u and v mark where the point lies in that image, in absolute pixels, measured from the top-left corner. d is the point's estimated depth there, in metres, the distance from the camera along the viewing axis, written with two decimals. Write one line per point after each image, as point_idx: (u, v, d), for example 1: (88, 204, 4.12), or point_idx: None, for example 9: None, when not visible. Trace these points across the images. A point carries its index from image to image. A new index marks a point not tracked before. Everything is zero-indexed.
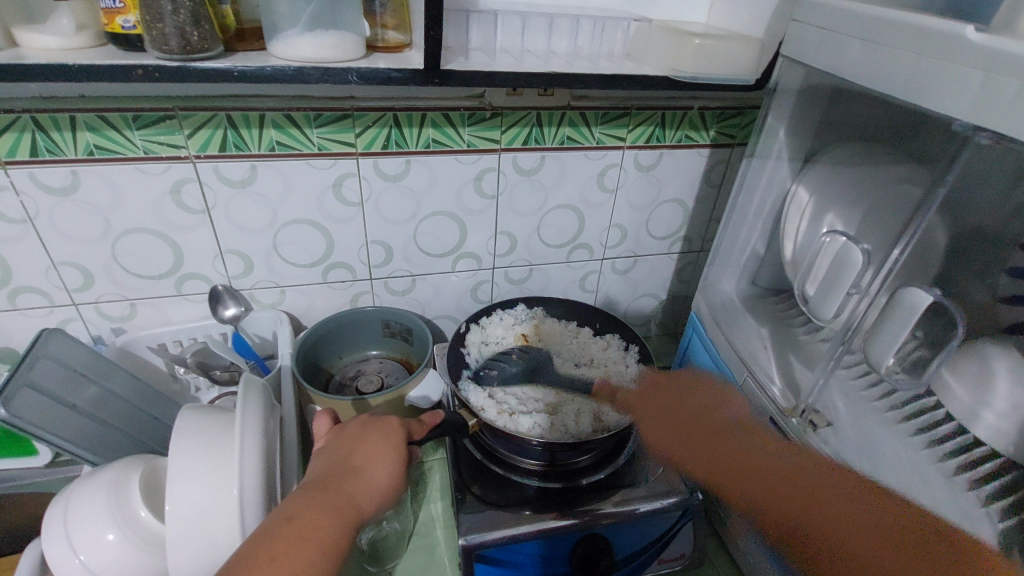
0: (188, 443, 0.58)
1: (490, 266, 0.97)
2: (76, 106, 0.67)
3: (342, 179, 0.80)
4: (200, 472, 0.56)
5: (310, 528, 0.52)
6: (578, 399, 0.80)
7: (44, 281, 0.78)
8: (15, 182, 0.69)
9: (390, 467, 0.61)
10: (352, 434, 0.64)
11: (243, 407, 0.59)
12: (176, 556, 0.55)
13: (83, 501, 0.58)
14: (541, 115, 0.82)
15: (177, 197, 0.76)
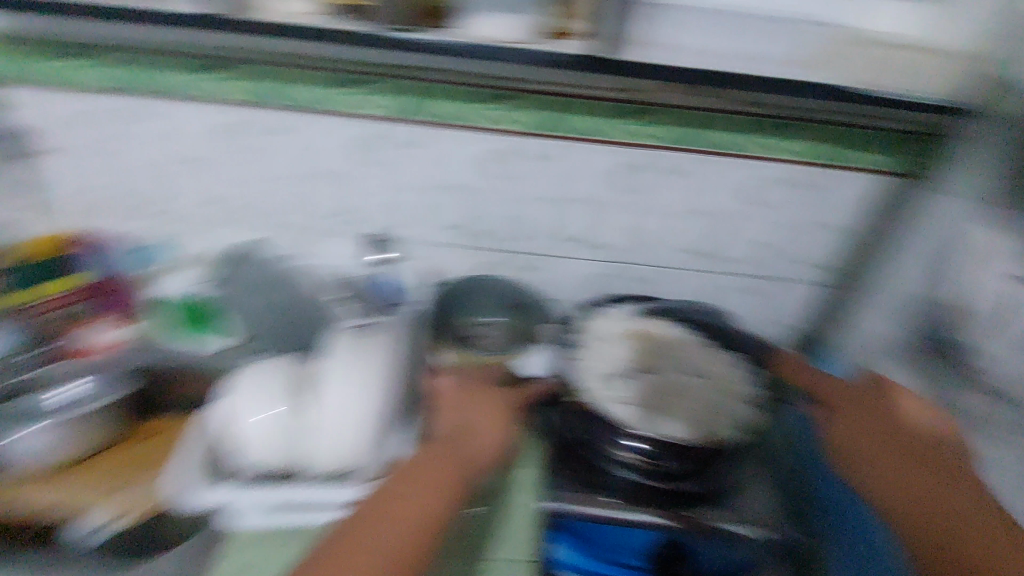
0: (338, 358, 0.68)
1: (616, 261, 0.94)
2: (266, 59, 0.75)
3: (493, 153, 0.84)
4: (344, 383, 0.66)
5: (438, 475, 0.61)
6: (686, 404, 0.71)
7: (244, 204, 0.92)
8: (226, 118, 0.82)
9: (497, 430, 0.69)
10: (464, 398, 0.71)
11: (375, 340, 0.72)
12: (317, 446, 0.65)
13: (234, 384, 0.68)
14: (713, 117, 0.78)
15: (350, 148, 0.84)
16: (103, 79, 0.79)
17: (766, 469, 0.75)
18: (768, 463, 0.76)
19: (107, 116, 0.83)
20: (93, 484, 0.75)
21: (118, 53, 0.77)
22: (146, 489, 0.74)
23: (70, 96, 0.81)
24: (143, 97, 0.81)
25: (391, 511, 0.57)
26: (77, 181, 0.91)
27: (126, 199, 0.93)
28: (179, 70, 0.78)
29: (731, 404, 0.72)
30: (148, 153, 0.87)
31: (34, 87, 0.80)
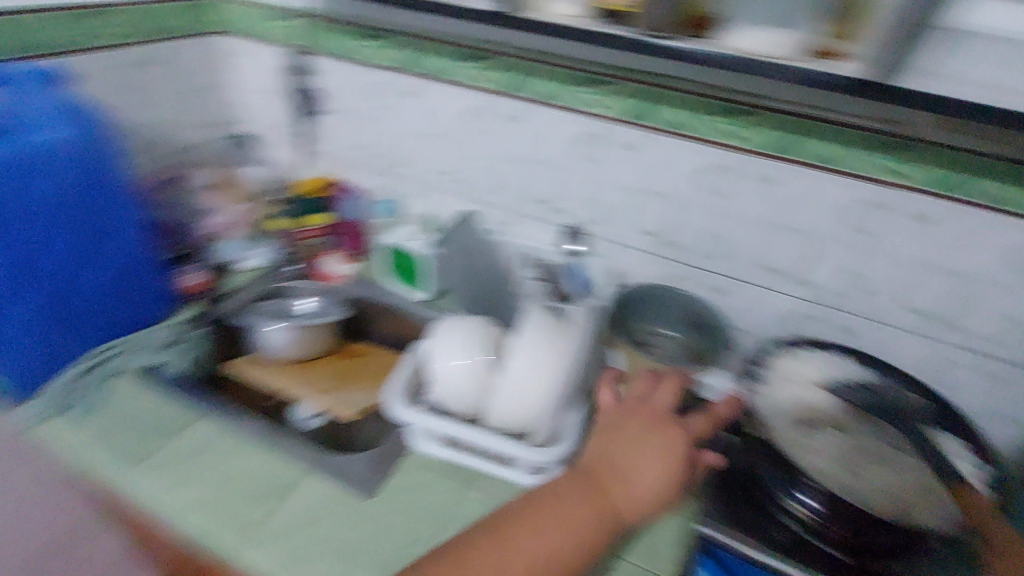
0: (532, 326, 0.72)
1: (825, 305, 0.84)
2: (542, 60, 0.84)
3: (717, 169, 0.81)
4: (537, 350, 0.70)
5: (572, 514, 0.60)
6: (887, 476, 0.63)
7: (471, 177, 1.00)
8: (484, 105, 0.91)
9: (662, 474, 0.64)
10: (632, 423, 0.69)
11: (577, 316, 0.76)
12: (512, 404, 0.70)
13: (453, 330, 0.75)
14: (1001, 164, 0.66)
15: (579, 145, 0.88)
16: (391, 58, 0.94)
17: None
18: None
19: (382, 87, 0.97)
20: (312, 380, 0.94)
21: (408, 37, 0.91)
22: (348, 395, 0.91)
23: (359, 68, 0.97)
24: (417, 76, 0.93)
25: (546, 519, 0.60)
26: (340, 136, 1.08)
27: (370, 159, 1.08)
28: (452, 59, 0.89)
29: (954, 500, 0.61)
30: (405, 123, 1.00)
31: (338, 57, 0.98)
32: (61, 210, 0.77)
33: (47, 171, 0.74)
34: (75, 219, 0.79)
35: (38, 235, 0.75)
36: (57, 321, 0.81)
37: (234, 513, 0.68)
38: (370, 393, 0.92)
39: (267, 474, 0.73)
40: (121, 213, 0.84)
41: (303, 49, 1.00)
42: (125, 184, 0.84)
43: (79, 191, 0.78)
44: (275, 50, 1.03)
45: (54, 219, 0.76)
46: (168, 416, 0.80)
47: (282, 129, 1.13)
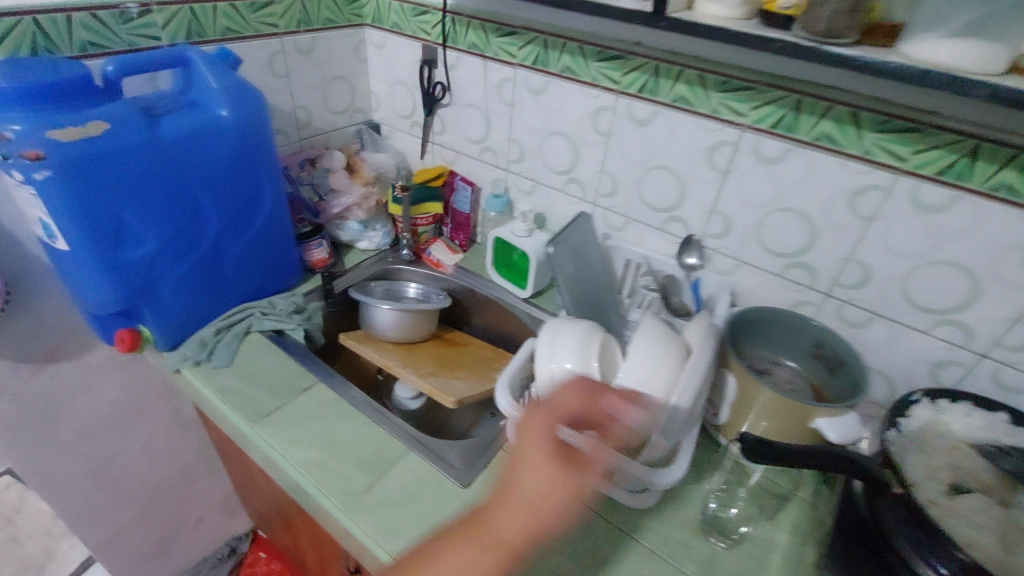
0: (650, 339, 0.69)
1: (981, 353, 0.72)
2: (690, 63, 0.78)
3: (865, 189, 0.73)
4: (655, 364, 0.67)
5: (458, 555, 0.54)
6: None
7: (589, 179, 0.97)
8: (616, 106, 0.88)
9: (554, 486, 0.53)
10: (526, 426, 0.57)
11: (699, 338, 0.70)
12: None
13: (564, 331, 0.73)
14: None
15: (710, 154, 0.83)
16: (523, 55, 0.94)
17: None
18: None
19: (511, 84, 0.98)
20: (419, 362, 0.97)
21: (542, 35, 0.90)
22: (450, 382, 0.92)
23: (491, 64, 0.99)
24: (547, 74, 0.93)
25: (447, 562, 0.54)
26: (462, 129, 1.10)
27: (488, 153, 1.09)
28: (584, 57, 0.87)
29: None
30: (529, 120, 1.00)
31: (472, 53, 1.00)
32: (217, 180, 0.85)
33: (210, 144, 0.82)
34: (227, 188, 0.87)
35: (198, 201, 0.84)
36: (204, 281, 0.90)
37: (338, 477, 0.72)
38: (472, 383, 0.93)
39: (369, 445, 0.76)
40: (265, 187, 0.92)
41: (440, 44, 1.04)
42: (271, 159, 0.91)
43: (232, 163, 0.86)
44: (414, 44, 1.08)
45: (210, 189, 0.85)
46: (295, 373, 0.87)
47: (409, 119, 1.18)
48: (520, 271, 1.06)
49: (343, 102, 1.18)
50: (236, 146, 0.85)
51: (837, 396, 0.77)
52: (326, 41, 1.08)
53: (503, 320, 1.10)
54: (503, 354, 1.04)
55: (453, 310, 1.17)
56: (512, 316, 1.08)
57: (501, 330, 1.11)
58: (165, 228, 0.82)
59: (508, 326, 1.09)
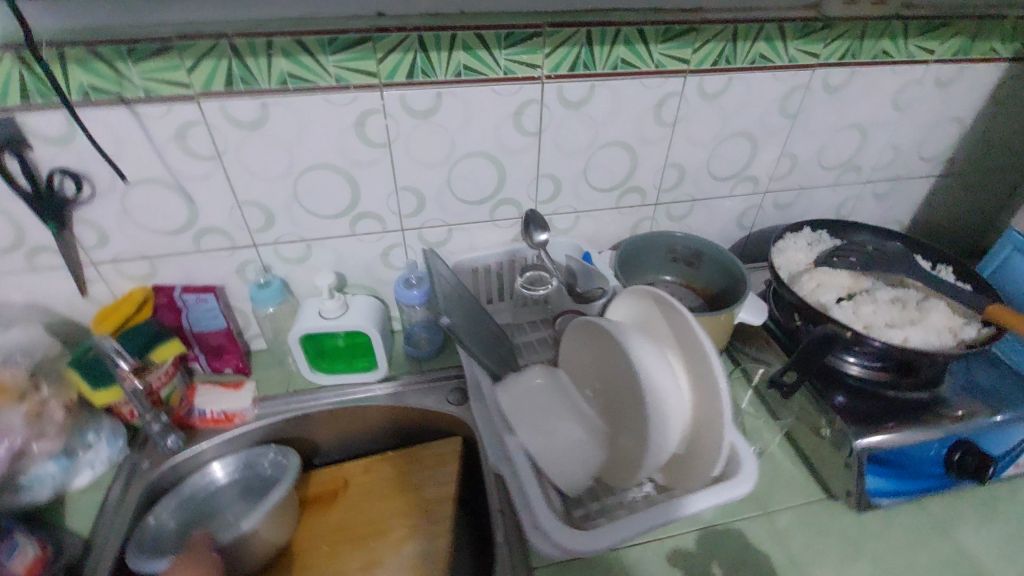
0: (642, 347, 0.58)
1: (765, 190, 0.87)
2: (459, 23, 0.61)
3: (665, 99, 0.73)
4: (665, 373, 0.57)
5: None
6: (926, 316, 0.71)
7: (386, 206, 0.74)
8: (385, 105, 0.65)
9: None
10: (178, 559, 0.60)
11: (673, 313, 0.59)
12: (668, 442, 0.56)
13: (534, 400, 0.62)
14: (891, 24, 0.73)
15: (517, 119, 0.70)
16: (202, 80, 0.59)
17: (982, 370, 0.73)
18: (968, 364, 0.74)
19: (203, 127, 0.62)
20: (339, 566, 0.65)
21: (219, 40, 0.57)
22: (404, 557, 0.66)
23: (145, 111, 0.60)
24: (258, 94, 0.61)
25: None
26: (142, 223, 0.68)
27: (212, 237, 0.72)
28: (310, 54, 0.60)
29: (963, 312, 0.71)
30: (258, 167, 0.67)
31: (96, 103, 0.59)
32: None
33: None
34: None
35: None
36: None
37: None
38: (428, 532, 0.68)
39: None
40: None
41: (14, 109, 0.57)
42: None
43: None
44: None
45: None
46: None
47: (17, 250, 0.67)
48: (356, 352, 0.80)
49: None
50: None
51: (710, 284, 0.83)
52: None
53: (364, 419, 0.81)
54: (405, 455, 0.76)
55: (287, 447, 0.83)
56: (376, 408, 0.80)
57: (367, 428, 0.82)
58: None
59: (378, 421, 0.81)
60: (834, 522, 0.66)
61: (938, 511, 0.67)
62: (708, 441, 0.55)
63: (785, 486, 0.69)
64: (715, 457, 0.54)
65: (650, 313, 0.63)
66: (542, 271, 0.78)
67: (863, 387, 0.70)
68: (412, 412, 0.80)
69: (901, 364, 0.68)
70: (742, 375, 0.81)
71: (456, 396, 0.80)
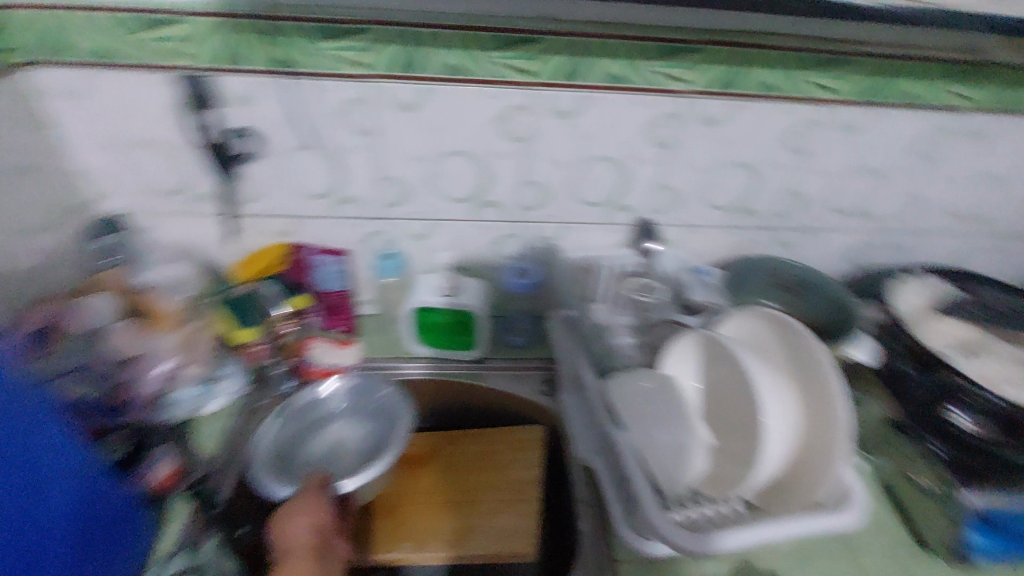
0: (759, 366, 0.60)
1: (883, 229, 0.85)
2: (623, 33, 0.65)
3: (801, 126, 0.73)
4: (780, 394, 0.59)
5: None
6: None
7: (510, 197, 0.78)
8: (533, 103, 0.69)
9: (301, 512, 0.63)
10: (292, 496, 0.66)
11: (796, 338, 0.61)
12: (773, 462, 0.57)
13: (645, 400, 0.64)
14: None
15: (653, 130, 0.72)
16: (380, 62, 0.65)
17: None
18: None
19: (364, 105, 0.68)
20: (431, 525, 0.69)
21: (400, 28, 0.63)
22: (493, 527, 0.69)
23: (322, 84, 0.66)
24: (422, 81, 0.66)
25: None
26: (291, 184, 0.75)
27: (350, 205, 0.78)
28: (476, 50, 0.65)
29: None
30: (405, 146, 0.72)
31: (278, 73, 0.65)
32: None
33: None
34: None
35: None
36: None
37: None
38: (516, 508, 0.70)
39: None
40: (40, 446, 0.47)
41: (211, 70, 0.65)
42: (24, 407, 0.45)
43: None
44: (155, 79, 0.65)
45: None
46: None
47: (181, 194, 0.75)
48: (453, 332, 0.84)
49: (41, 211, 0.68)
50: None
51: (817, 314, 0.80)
52: None
53: (453, 392, 0.85)
54: (493, 433, 0.79)
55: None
56: (466, 385, 0.84)
57: (454, 403, 0.86)
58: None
59: (466, 397, 0.85)
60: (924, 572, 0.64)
61: None
62: (819, 468, 0.55)
63: (875, 530, 0.68)
64: (818, 485, 0.54)
65: (767, 335, 0.65)
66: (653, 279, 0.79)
67: (961, 437, 0.66)
68: (502, 397, 0.83)
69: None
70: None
71: (546, 386, 0.83)
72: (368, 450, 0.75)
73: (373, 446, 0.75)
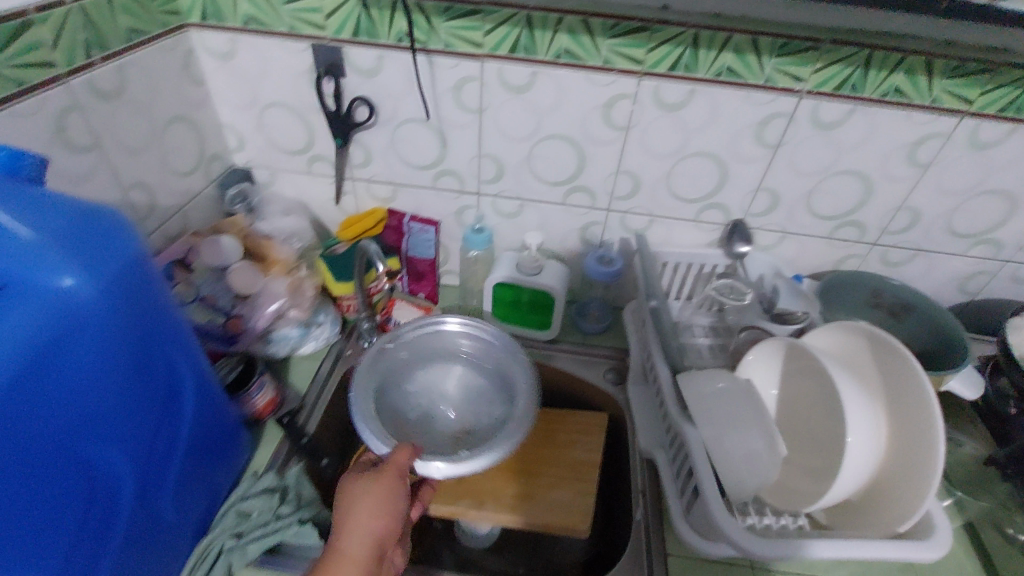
0: (848, 381, 0.57)
1: (1007, 259, 0.78)
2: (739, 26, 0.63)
3: (926, 138, 0.68)
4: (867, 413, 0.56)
5: None
6: None
7: (602, 184, 0.79)
8: (639, 92, 0.69)
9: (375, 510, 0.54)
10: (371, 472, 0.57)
11: (893, 358, 0.57)
12: (851, 482, 0.55)
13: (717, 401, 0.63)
14: None
15: (760, 129, 0.70)
16: (494, 42, 0.68)
17: None
18: None
19: (476, 83, 0.71)
20: (492, 488, 0.73)
21: (516, 10, 0.65)
22: (550, 501, 0.71)
23: (440, 61, 0.70)
24: (533, 63, 0.69)
25: None
26: (399, 154, 0.80)
27: (448, 178, 0.82)
28: (590, 34, 0.66)
29: None
30: (509, 126, 0.75)
31: (402, 47, 0.70)
32: (110, 408, 0.46)
33: (91, 343, 0.44)
34: (143, 397, 0.49)
35: (77, 454, 0.45)
36: (138, 543, 0.53)
37: None
38: (574, 487, 0.72)
39: None
40: (186, 352, 0.55)
41: (344, 41, 0.70)
42: (174, 317, 0.53)
43: (124, 357, 0.47)
44: (295, 46, 0.72)
45: (108, 431, 0.46)
46: None
47: (301, 153, 0.82)
48: (530, 310, 0.86)
49: (189, 157, 0.77)
50: (117, 331, 0.45)
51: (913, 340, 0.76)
52: (138, 66, 0.67)
53: None
54: (554, 414, 0.81)
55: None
56: (535, 362, 0.87)
57: None
58: (40, 544, 0.43)
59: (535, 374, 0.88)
60: None
61: None
62: (902, 495, 0.53)
63: None
64: (900, 514, 0.52)
65: (860, 351, 0.62)
66: (738, 282, 0.77)
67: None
68: (569, 378, 0.85)
69: None
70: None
71: (614, 375, 0.84)
72: (469, 419, 0.71)
73: (471, 423, 0.70)
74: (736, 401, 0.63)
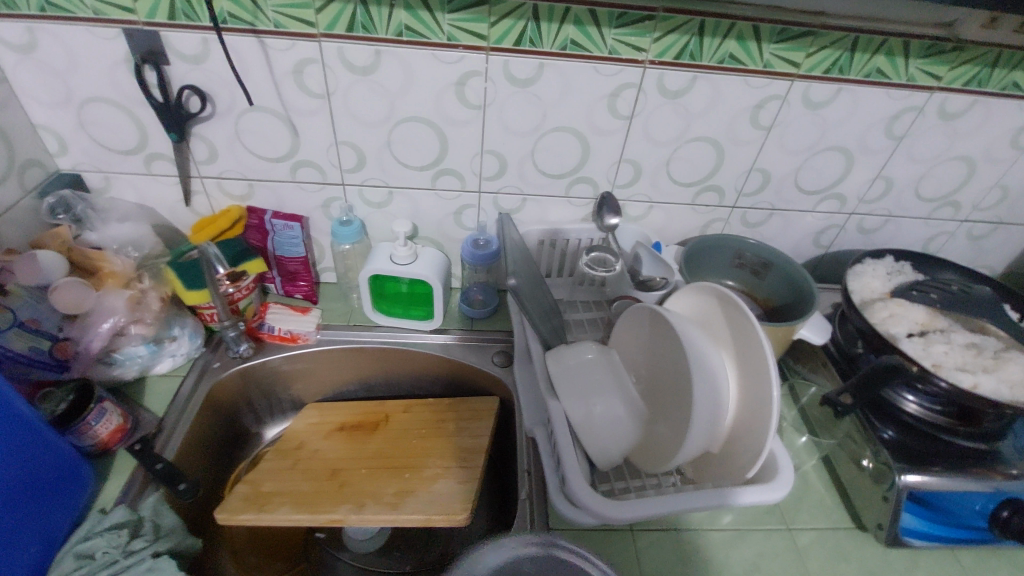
0: (697, 341, 0.59)
1: (851, 211, 0.84)
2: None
3: (766, 101, 0.71)
4: (716, 370, 0.58)
5: None
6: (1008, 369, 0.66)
7: (469, 166, 0.77)
8: (489, 67, 0.67)
9: None
10: None
11: (736, 314, 0.60)
12: (705, 439, 0.57)
13: (583, 373, 0.65)
14: None
15: (612, 101, 0.71)
16: (326, 20, 0.63)
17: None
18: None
19: (317, 66, 0.67)
20: (375, 488, 0.70)
21: None
22: (433, 492, 0.69)
23: (271, 42, 0.65)
24: (374, 42, 0.65)
25: None
26: (248, 146, 0.74)
27: (307, 169, 0.77)
28: (428, 10, 0.62)
29: None
30: (361, 111, 0.71)
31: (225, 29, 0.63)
32: None
33: None
34: None
35: None
36: None
37: None
38: (458, 475, 0.71)
39: None
40: None
41: (159, 25, 0.63)
42: None
43: None
44: (106, 33, 0.63)
45: None
46: None
47: (136, 153, 0.74)
48: (413, 300, 0.84)
49: None
50: None
51: (773, 295, 0.81)
52: None
53: (411, 361, 0.85)
54: (442, 405, 0.81)
55: (319, 374, 0.85)
56: (421, 354, 0.84)
57: (413, 372, 0.87)
58: None
59: (423, 366, 0.85)
60: (858, 552, 0.65)
61: (970, 563, 0.65)
62: (747, 443, 0.55)
63: (813, 508, 0.69)
64: (749, 463, 0.55)
65: (715, 308, 0.64)
66: (607, 253, 0.79)
67: (915, 424, 0.67)
68: (456, 366, 0.84)
69: (961, 409, 0.65)
70: (788, 390, 0.82)
71: (501, 357, 0.83)
72: None
73: None
74: (598, 370, 0.66)
